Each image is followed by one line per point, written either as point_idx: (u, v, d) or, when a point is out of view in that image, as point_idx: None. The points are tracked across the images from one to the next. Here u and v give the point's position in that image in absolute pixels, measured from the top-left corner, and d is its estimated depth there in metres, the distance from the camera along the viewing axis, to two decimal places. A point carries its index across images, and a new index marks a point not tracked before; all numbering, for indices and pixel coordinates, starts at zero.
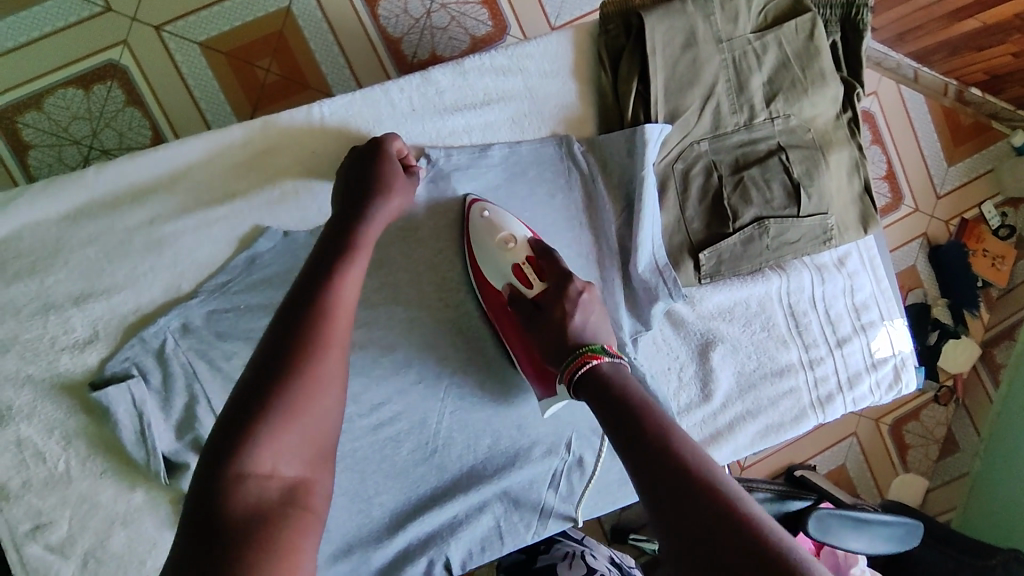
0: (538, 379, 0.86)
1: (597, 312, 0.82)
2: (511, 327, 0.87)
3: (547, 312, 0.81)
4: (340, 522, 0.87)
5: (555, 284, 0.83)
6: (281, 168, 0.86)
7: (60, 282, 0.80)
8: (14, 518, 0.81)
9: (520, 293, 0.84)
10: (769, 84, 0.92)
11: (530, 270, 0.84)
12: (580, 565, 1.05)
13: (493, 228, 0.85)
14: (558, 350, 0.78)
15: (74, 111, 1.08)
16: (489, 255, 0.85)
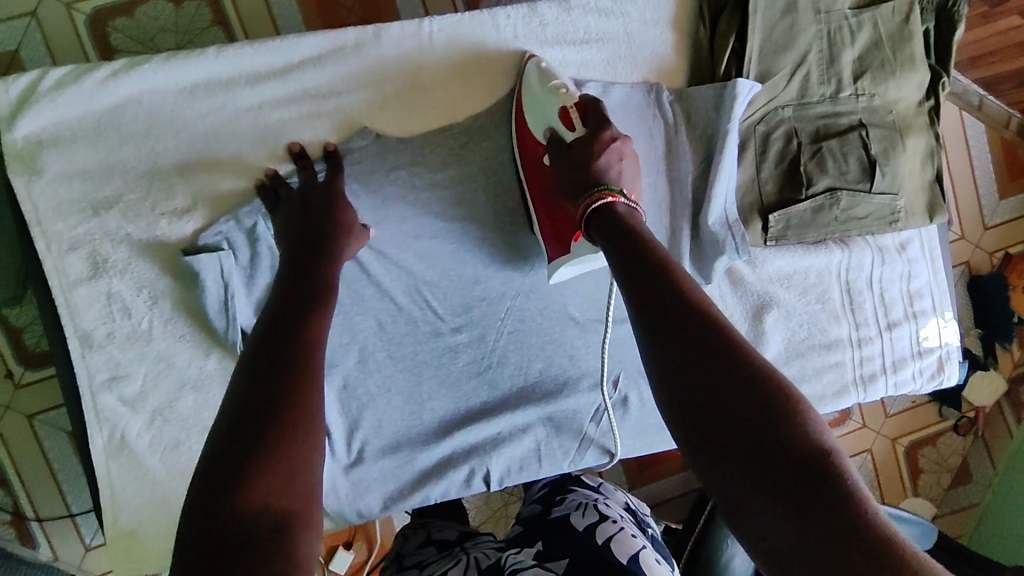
0: (554, 239, 0.86)
1: (630, 163, 0.77)
2: (541, 180, 0.86)
3: (579, 153, 0.76)
4: (391, 419, 0.93)
5: (595, 126, 0.78)
6: (385, 75, 0.90)
7: (169, 150, 0.85)
8: (94, 366, 0.86)
9: (560, 134, 0.80)
10: (859, 61, 0.95)
11: (574, 114, 0.80)
12: (593, 510, 0.84)
13: (544, 75, 0.86)
14: (580, 185, 0.74)
15: (163, 23, 1.14)
16: (540, 102, 0.85)
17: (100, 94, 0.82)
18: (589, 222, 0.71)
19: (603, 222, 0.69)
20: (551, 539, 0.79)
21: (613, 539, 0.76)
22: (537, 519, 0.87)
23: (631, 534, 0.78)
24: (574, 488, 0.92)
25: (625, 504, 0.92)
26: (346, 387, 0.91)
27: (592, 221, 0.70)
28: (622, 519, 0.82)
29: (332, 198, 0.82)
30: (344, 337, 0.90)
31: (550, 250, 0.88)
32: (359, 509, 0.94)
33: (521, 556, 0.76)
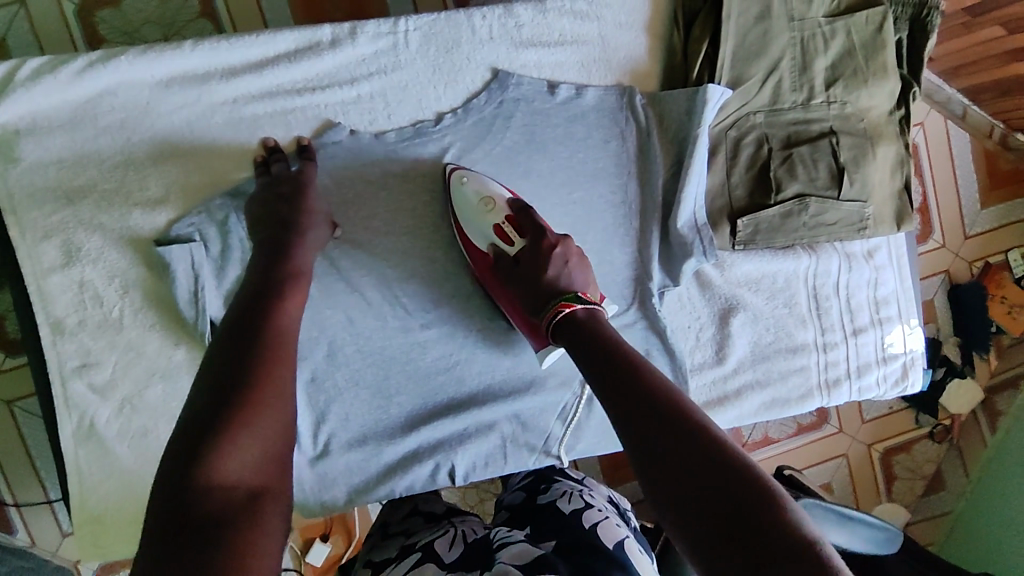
0: (530, 333, 0.88)
1: (576, 263, 0.86)
2: (496, 286, 0.90)
3: (528, 268, 0.84)
4: (359, 412, 0.95)
5: (533, 240, 0.86)
6: (362, 72, 0.90)
7: (143, 141, 0.86)
8: (65, 353, 0.87)
9: (502, 250, 0.88)
10: (831, 69, 0.97)
11: (509, 229, 0.88)
12: (579, 498, 0.85)
13: (475, 192, 0.89)
14: (539, 298, 0.82)
15: (148, 15, 1.17)
16: (469, 216, 0.89)
17: (77, 84, 0.83)
18: (555, 332, 0.79)
19: (566, 331, 0.77)
20: (539, 523, 0.81)
21: (598, 525, 0.78)
22: (522, 505, 0.88)
23: (615, 524, 0.80)
24: (557, 479, 0.92)
25: (607, 494, 0.94)
26: (314, 379, 0.93)
27: (558, 331, 0.78)
28: (605, 510, 0.84)
29: (297, 184, 0.83)
30: (313, 331, 0.91)
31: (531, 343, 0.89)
32: (325, 500, 0.95)
33: (511, 531, 0.78)
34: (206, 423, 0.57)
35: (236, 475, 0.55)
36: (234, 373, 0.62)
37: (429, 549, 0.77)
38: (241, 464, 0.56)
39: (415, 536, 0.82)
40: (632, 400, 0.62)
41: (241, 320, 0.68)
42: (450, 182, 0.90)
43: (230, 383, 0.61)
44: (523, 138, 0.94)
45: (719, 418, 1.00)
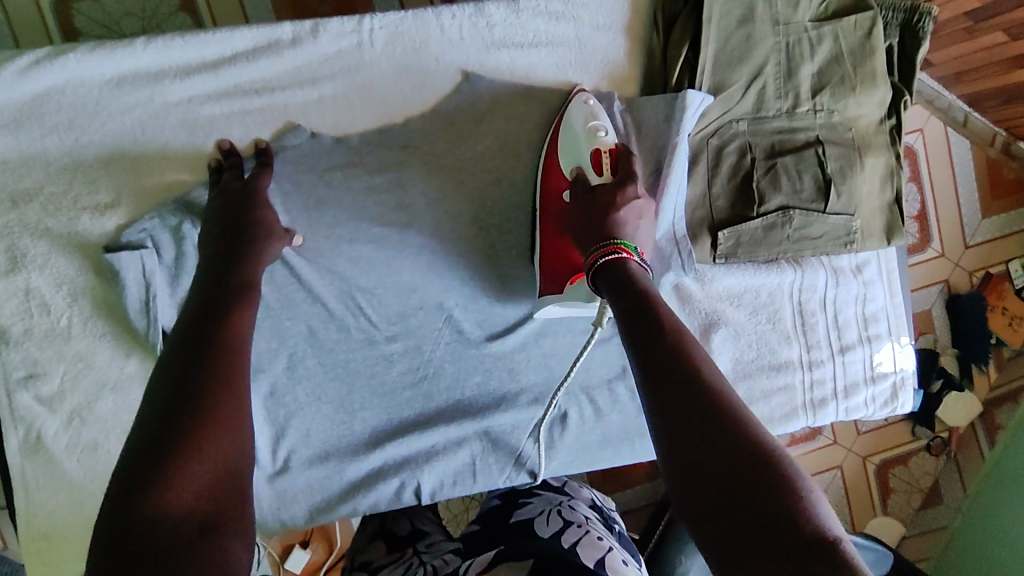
0: (550, 277, 0.85)
1: (647, 225, 0.78)
2: (553, 215, 0.84)
3: (600, 201, 0.76)
4: (320, 427, 0.91)
5: (620, 180, 0.79)
6: (325, 73, 0.86)
7: (93, 142, 0.82)
8: (11, 363, 0.83)
9: (587, 175, 0.80)
10: (818, 75, 0.92)
11: (607, 160, 0.80)
12: (556, 517, 0.81)
13: (588, 115, 0.84)
14: (593, 232, 0.74)
15: (127, 7, 1.14)
16: (573, 139, 0.83)
17: (23, 82, 0.79)
18: (596, 274, 0.70)
19: (607, 277, 0.69)
20: (512, 542, 0.75)
21: (579, 544, 0.73)
22: (495, 520, 0.85)
23: (596, 537, 0.75)
24: (528, 499, 0.89)
25: (593, 497, 0.91)
26: (274, 393, 0.89)
27: (599, 275, 0.70)
28: (587, 522, 0.79)
29: (256, 193, 0.80)
30: (273, 342, 0.88)
31: (543, 285, 0.87)
32: (284, 518, 0.91)
33: (478, 556, 0.73)
34: (159, 438, 0.53)
35: (189, 501, 0.50)
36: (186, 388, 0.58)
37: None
38: (197, 480, 0.52)
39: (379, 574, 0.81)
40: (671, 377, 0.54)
41: (194, 333, 0.64)
42: (569, 104, 0.87)
43: (184, 396, 0.57)
44: (496, 144, 0.90)
45: None
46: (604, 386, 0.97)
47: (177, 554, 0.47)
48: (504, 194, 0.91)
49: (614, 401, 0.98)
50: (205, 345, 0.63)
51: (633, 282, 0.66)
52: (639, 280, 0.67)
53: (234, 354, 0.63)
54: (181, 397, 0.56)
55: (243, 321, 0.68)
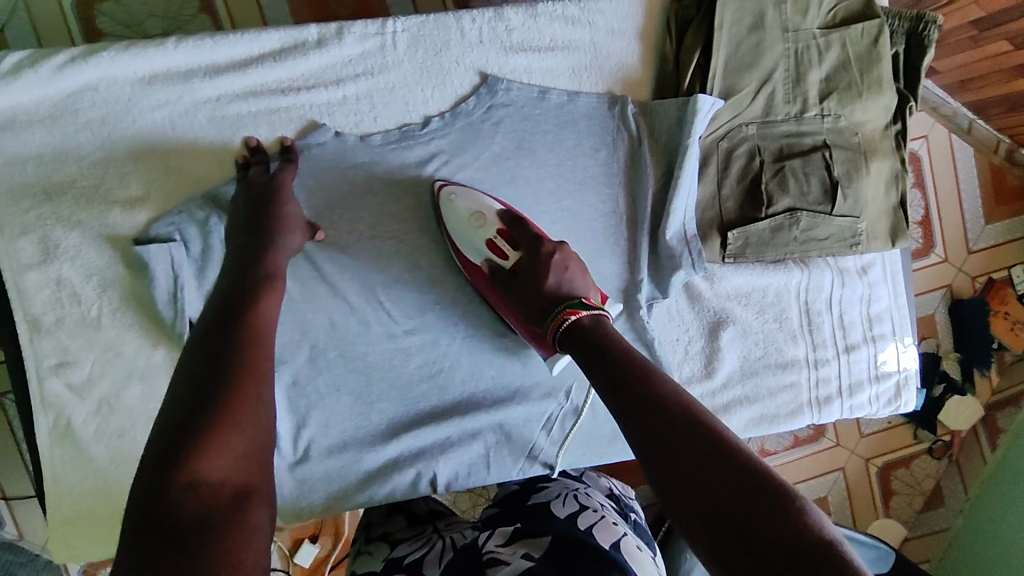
0: (538, 341, 0.87)
1: (578, 266, 0.83)
2: (498, 299, 0.89)
3: (525, 279, 0.82)
4: (339, 417, 0.94)
5: (528, 249, 0.84)
6: (348, 74, 0.89)
7: (124, 138, 0.85)
8: (41, 351, 0.86)
9: (499, 265, 0.86)
10: (826, 81, 0.95)
11: (501, 241, 0.86)
12: (572, 501, 0.83)
13: (456, 211, 0.88)
14: (541, 311, 0.79)
15: (150, 9, 1.18)
16: (462, 234, 0.88)
17: (57, 80, 0.82)
18: (563, 340, 0.75)
19: (574, 341, 0.73)
20: (530, 521, 0.78)
21: (594, 526, 0.75)
22: (511, 503, 0.86)
23: (610, 522, 0.78)
24: (546, 485, 0.92)
25: (607, 488, 0.94)
26: (295, 383, 0.92)
27: (563, 338, 0.75)
28: (602, 509, 0.82)
29: (280, 187, 0.83)
30: (295, 334, 0.91)
31: (540, 351, 0.88)
32: (303, 506, 0.94)
33: (495, 534, 0.75)
34: (187, 417, 0.56)
35: (218, 475, 0.53)
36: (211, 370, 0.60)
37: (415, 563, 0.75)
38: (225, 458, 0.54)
39: (399, 548, 0.80)
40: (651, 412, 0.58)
41: (219, 321, 0.67)
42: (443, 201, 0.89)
43: (210, 388, 0.59)
44: (512, 144, 0.93)
45: None
46: None
47: (202, 532, 0.48)
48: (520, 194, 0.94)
49: None
50: (227, 332, 0.66)
51: (603, 337, 0.71)
52: (608, 334, 0.72)
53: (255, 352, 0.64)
54: (205, 388, 0.58)
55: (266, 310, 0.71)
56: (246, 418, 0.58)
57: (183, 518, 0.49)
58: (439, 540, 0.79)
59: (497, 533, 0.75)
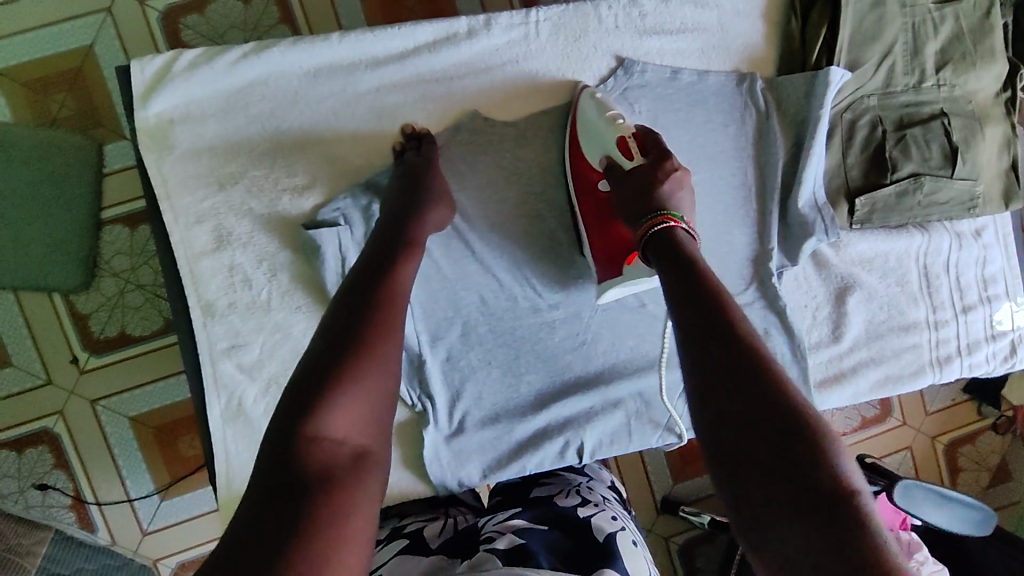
0: (605, 262, 0.90)
1: (687, 195, 0.80)
2: (597, 202, 0.89)
3: (642, 176, 0.79)
4: (491, 390, 0.97)
5: (654, 159, 0.82)
6: (496, 62, 0.94)
7: (292, 128, 0.90)
8: (214, 335, 0.90)
9: (618, 162, 0.84)
10: (941, 53, 0.99)
11: (633, 144, 0.84)
12: (575, 494, 0.85)
13: (600, 107, 0.89)
14: (644, 204, 0.77)
15: (231, 21, 1.23)
16: (593, 130, 0.88)
17: (229, 75, 0.87)
18: (647, 247, 0.74)
19: (659, 246, 0.72)
20: (532, 509, 0.81)
21: (593, 517, 0.77)
22: (515, 493, 0.89)
23: (610, 516, 0.79)
24: (549, 479, 0.92)
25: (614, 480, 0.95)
26: (450, 358, 0.96)
27: (651, 243, 0.73)
28: (603, 503, 0.83)
29: (433, 168, 0.87)
30: (448, 311, 0.95)
31: (600, 272, 0.91)
32: (460, 478, 0.96)
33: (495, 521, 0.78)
34: (313, 376, 0.58)
35: (341, 433, 0.56)
36: (341, 329, 0.62)
37: (417, 535, 0.79)
38: (348, 417, 0.57)
39: (406, 517, 0.85)
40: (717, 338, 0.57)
41: (363, 279, 0.69)
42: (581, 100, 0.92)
43: (335, 352, 0.59)
44: (648, 122, 0.97)
45: (835, 396, 1.03)
46: None
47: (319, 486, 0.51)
48: None
49: None
50: (366, 291, 0.67)
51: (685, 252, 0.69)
52: (691, 251, 0.70)
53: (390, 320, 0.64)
54: (333, 347, 0.60)
55: (403, 272, 0.72)
56: (366, 376, 0.59)
57: (302, 474, 0.51)
58: (441, 520, 0.84)
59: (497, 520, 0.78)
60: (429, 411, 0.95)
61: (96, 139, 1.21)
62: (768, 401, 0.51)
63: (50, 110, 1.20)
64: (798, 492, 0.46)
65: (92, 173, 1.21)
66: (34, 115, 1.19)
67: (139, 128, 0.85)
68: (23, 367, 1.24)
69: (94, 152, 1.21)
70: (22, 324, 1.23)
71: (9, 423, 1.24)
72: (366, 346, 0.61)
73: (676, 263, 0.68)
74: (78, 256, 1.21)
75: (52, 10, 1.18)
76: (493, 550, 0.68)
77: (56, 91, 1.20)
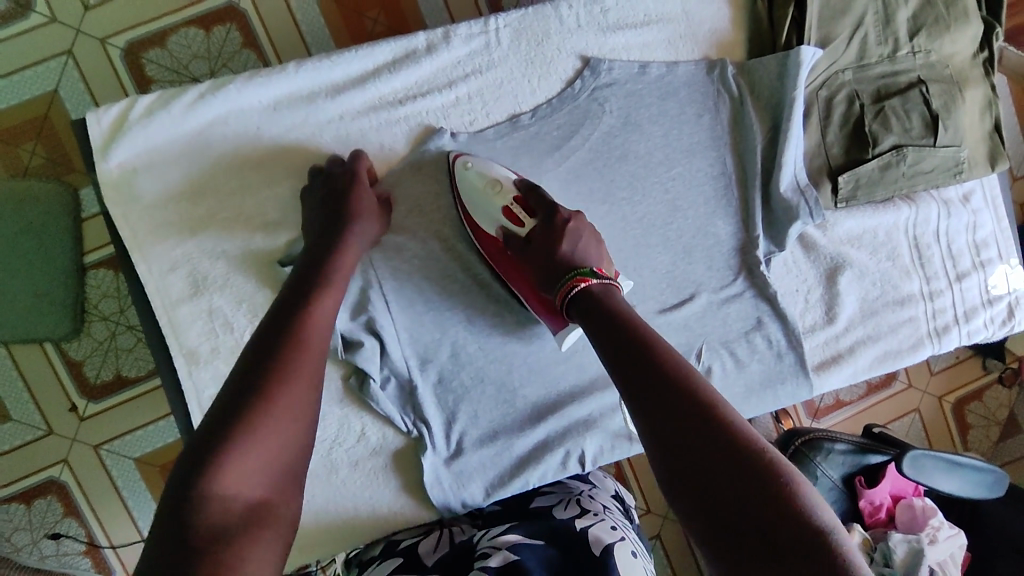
0: (547, 314, 0.88)
1: (588, 240, 0.84)
2: (507, 266, 0.90)
3: (539, 248, 0.84)
4: (487, 407, 0.96)
5: (543, 218, 0.86)
6: (459, 75, 0.92)
7: (257, 165, 0.88)
8: (201, 381, 0.89)
9: (512, 232, 0.87)
10: (913, 20, 0.98)
11: (518, 210, 0.87)
12: (575, 503, 0.87)
13: (482, 174, 0.88)
14: (550, 278, 0.81)
15: (195, 51, 1.21)
16: (478, 202, 0.88)
17: (189, 118, 0.85)
18: (570, 304, 0.77)
19: (583, 307, 0.75)
20: (526, 521, 0.84)
21: (590, 526, 0.79)
22: (515, 503, 0.94)
23: (608, 526, 0.79)
24: (549, 488, 0.95)
25: (617, 491, 0.97)
26: (441, 380, 0.94)
27: (572, 307, 0.77)
28: (603, 512, 0.84)
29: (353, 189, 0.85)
30: (435, 333, 0.93)
31: (548, 324, 0.89)
32: (463, 499, 0.95)
33: (490, 535, 0.81)
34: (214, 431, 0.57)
35: (240, 484, 0.55)
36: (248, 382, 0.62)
37: (411, 553, 0.84)
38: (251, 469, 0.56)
39: (405, 538, 0.90)
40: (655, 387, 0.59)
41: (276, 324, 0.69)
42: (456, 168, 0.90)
43: (242, 405, 0.59)
44: (619, 121, 0.95)
45: (835, 377, 1.02)
46: (742, 338, 1.00)
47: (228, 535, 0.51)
48: (634, 169, 0.96)
49: (755, 352, 1.00)
50: (274, 338, 0.67)
51: (610, 308, 0.73)
52: (614, 304, 0.74)
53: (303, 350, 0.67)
54: (240, 399, 0.60)
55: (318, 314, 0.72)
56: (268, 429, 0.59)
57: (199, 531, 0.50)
58: (436, 533, 0.89)
59: (491, 532, 0.82)
60: (425, 437, 0.93)
61: (69, 185, 1.19)
62: (711, 438, 0.53)
63: (21, 160, 1.17)
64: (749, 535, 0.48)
65: (69, 220, 1.19)
66: (4, 167, 1.16)
67: (103, 181, 0.84)
68: (22, 420, 1.23)
69: (70, 198, 1.18)
70: (17, 377, 1.22)
71: (13, 477, 1.23)
72: (275, 400, 0.61)
73: (602, 319, 0.72)
74: (65, 305, 1.19)
75: (11, 58, 1.16)
76: (485, 568, 0.71)
77: (24, 141, 1.17)
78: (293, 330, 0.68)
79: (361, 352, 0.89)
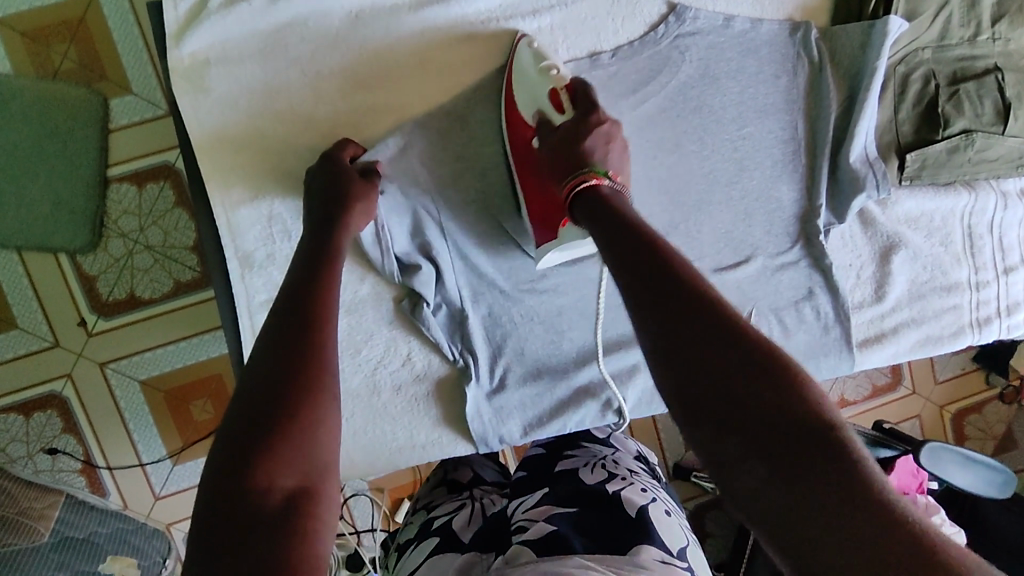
0: (540, 224, 0.84)
1: (618, 149, 0.75)
2: (524, 161, 0.84)
3: (565, 134, 0.74)
4: (534, 346, 0.95)
5: (581, 112, 0.76)
6: (544, 5, 0.91)
7: (332, 73, 0.86)
8: (253, 287, 0.88)
9: (549, 117, 0.79)
10: (998, 5, 0.97)
11: (564, 97, 0.78)
12: (601, 468, 0.81)
13: (537, 56, 0.85)
14: (568, 165, 0.72)
15: None
16: (527, 83, 0.83)
17: (267, 12, 0.83)
18: (574, 206, 0.68)
19: (586, 206, 0.66)
20: (556, 483, 0.78)
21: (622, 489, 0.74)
22: (539, 463, 0.86)
23: (640, 489, 0.76)
24: (572, 452, 0.87)
25: (638, 450, 0.92)
26: (491, 314, 0.93)
27: (576, 207, 0.68)
28: (630, 475, 0.80)
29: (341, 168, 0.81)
30: (491, 268, 0.92)
31: (537, 233, 0.85)
32: (501, 435, 0.95)
33: (521, 507, 0.74)
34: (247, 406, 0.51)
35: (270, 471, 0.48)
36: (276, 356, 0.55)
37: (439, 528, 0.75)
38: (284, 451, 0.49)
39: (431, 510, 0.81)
40: (653, 280, 0.54)
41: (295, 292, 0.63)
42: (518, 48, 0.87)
43: (270, 375, 0.53)
44: (697, 72, 0.94)
45: (877, 355, 1.02)
46: (792, 307, 1.00)
47: (264, 537, 0.44)
48: (704, 123, 0.95)
49: (801, 320, 1.00)
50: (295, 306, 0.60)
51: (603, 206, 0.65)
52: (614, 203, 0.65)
53: (320, 320, 0.59)
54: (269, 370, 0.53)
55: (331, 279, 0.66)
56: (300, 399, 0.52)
57: (246, 518, 0.45)
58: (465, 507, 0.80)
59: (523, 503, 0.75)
60: (471, 367, 0.93)
61: (100, 93, 1.13)
62: (717, 344, 0.49)
63: (51, 62, 1.11)
64: (756, 437, 0.46)
65: (95, 129, 1.13)
66: (33, 68, 1.11)
67: (173, 69, 0.81)
68: (28, 329, 1.18)
69: (98, 106, 1.13)
70: (27, 284, 1.17)
71: (14, 387, 1.19)
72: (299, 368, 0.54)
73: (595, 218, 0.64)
74: (83, 212, 1.14)
75: None
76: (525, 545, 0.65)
77: (57, 42, 1.11)
78: (313, 295, 0.62)
79: (418, 277, 0.88)
